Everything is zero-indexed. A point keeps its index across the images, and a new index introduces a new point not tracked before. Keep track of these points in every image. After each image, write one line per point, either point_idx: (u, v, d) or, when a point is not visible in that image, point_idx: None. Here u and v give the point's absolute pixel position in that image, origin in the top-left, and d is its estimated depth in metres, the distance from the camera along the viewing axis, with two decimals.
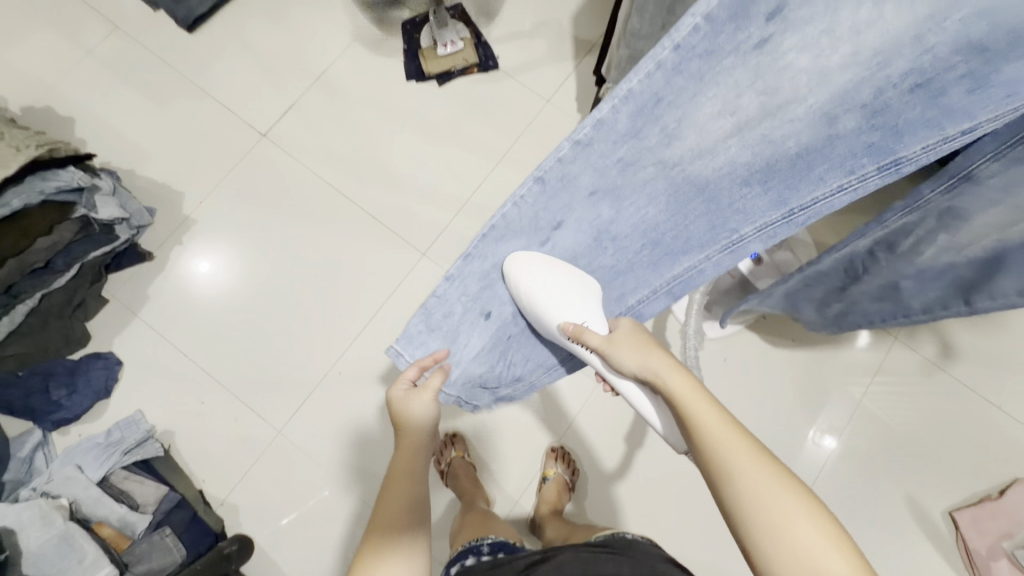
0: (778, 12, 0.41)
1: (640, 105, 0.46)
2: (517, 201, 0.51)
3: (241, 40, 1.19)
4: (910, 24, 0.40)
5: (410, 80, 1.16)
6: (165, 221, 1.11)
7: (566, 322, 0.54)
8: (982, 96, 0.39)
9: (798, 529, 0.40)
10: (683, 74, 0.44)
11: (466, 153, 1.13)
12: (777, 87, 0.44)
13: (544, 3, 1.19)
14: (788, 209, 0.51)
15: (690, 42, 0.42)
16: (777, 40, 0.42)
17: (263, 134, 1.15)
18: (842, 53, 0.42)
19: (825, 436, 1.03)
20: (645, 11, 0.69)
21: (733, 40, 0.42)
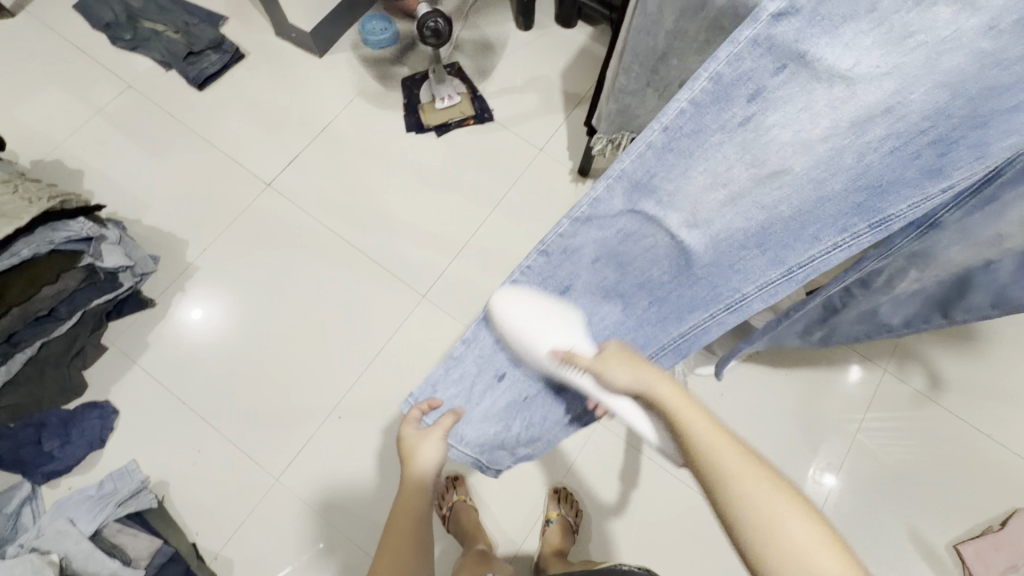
0: (760, 94, 0.38)
1: (634, 182, 0.44)
2: (523, 270, 0.50)
3: (248, 96, 1.26)
4: (888, 96, 0.38)
5: (410, 131, 1.22)
6: (169, 268, 1.13)
7: (555, 346, 0.55)
8: (955, 159, 0.41)
9: (786, 525, 0.40)
10: (673, 153, 0.42)
11: (464, 199, 1.18)
12: (764, 160, 0.42)
13: (534, 62, 1.28)
14: (786, 266, 0.49)
15: (678, 122, 0.40)
16: (760, 118, 0.40)
17: (267, 183, 1.19)
18: (823, 127, 0.40)
19: (825, 474, 1.03)
20: (632, 70, 0.76)
21: (716, 122, 0.40)
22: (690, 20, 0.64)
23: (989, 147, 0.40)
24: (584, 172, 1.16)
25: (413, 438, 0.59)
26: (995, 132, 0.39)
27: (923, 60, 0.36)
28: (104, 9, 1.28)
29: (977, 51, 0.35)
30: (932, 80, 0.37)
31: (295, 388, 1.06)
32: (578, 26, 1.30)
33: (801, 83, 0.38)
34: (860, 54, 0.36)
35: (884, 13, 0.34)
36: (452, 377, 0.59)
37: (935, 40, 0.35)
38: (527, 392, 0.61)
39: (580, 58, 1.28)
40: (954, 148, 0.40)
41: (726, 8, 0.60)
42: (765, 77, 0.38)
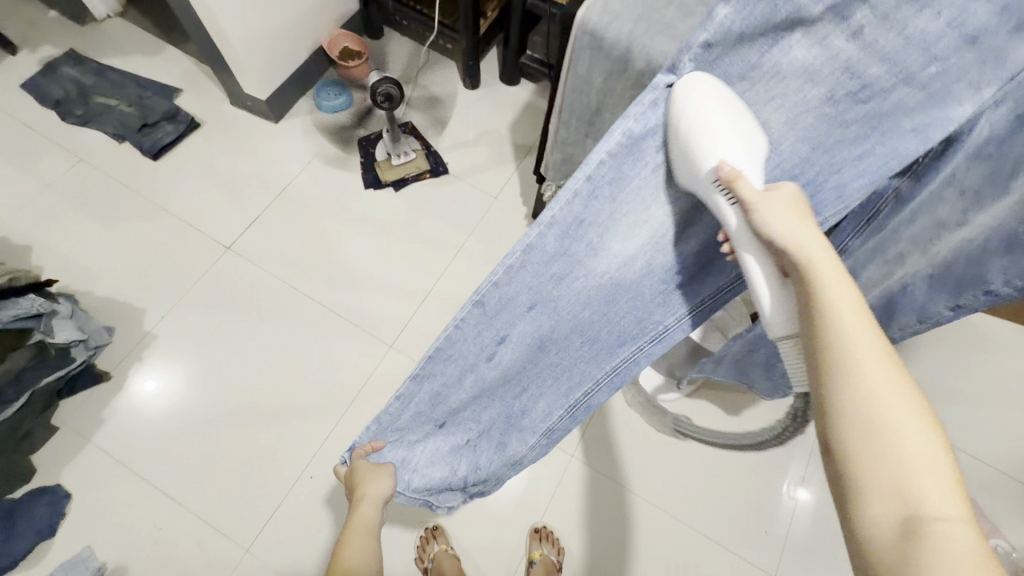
0: (666, 145, 0.44)
1: (564, 229, 0.47)
2: (459, 322, 0.53)
3: (205, 163, 1.28)
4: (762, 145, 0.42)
5: (368, 188, 1.27)
6: (124, 338, 1.10)
7: (722, 160, 0.39)
8: (822, 199, 0.45)
9: (902, 455, 0.29)
10: (598, 199, 0.46)
11: (425, 248, 1.22)
12: (675, 199, 0.47)
13: (483, 117, 1.36)
14: (700, 299, 0.54)
15: (600, 172, 0.44)
16: (669, 166, 0.45)
17: (227, 246, 1.20)
18: None
19: (799, 489, 1.07)
20: (571, 123, 0.84)
21: (631, 172, 0.45)
22: (617, 80, 0.73)
23: (846, 189, 0.44)
24: (538, 217, 1.22)
25: (364, 470, 0.64)
26: (849, 174, 0.43)
27: (784, 119, 0.41)
28: (55, 87, 1.31)
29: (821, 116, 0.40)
30: (795, 134, 0.42)
31: (262, 453, 1.04)
32: (521, 84, 1.41)
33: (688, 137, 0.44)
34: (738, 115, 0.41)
35: (750, 79, 0.40)
36: (393, 426, 0.65)
37: (790, 105, 0.40)
38: (467, 438, 0.68)
39: (526, 113, 1.37)
40: (821, 191, 0.44)
41: (646, 70, 0.69)
42: (663, 134, 0.43)
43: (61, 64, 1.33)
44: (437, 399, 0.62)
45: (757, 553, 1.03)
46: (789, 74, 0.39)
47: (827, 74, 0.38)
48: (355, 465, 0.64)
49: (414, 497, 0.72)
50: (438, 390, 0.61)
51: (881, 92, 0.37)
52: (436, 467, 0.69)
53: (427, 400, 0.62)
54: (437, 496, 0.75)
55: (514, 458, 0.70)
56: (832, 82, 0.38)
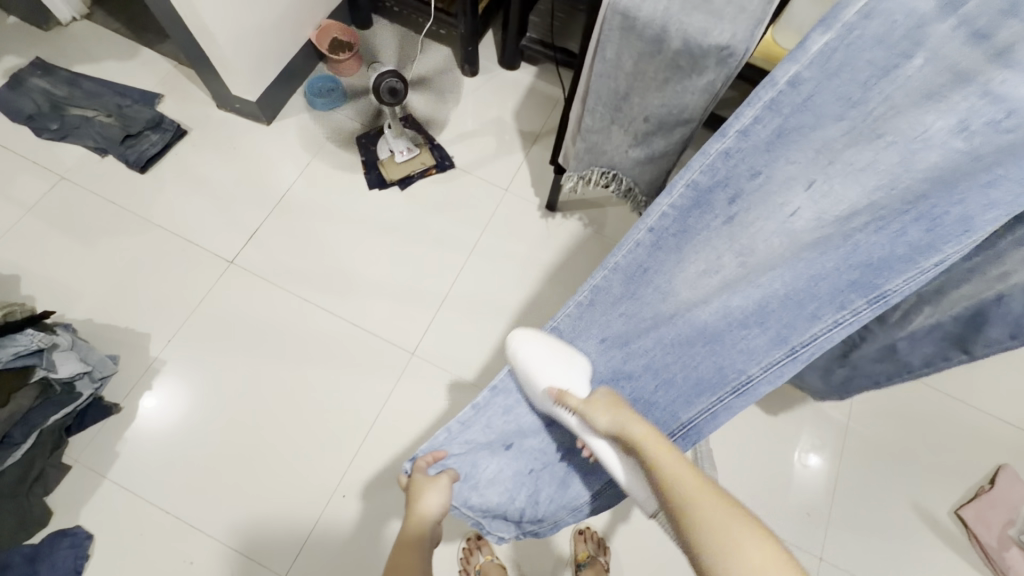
0: (737, 198, 0.55)
1: (628, 274, 0.59)
2: (532, 345, 0.64)
3: (197, 174, 1.20)
4: (867, 193, 0.50)
5: (372, 188, 1.21)
6: (130, 367, 1.04)
7: (550, 385, 0.60)
8: (944, 232, 0.46)
9: (748, 552, 0.44)
10: (662, 249, 0.58)
11: (438, 248, 1.17)
12: (752, 248, 0.55)
13: (486, 106, 1.30)
14: (790, 346, 0.53)
15: (662, 224, 0.57)
16: (742, 216, 0.55)
17: (230, 261, 1.14)
18: (806, 217, 0.52)
19: (809, 455, 1.08)
20: (596, 111, 0.79)
21: (703, 220, 0.56)
22: (648, 62, 0.68)
23: (974, 221, 0.44)
24: (552, 208, 1.18)
25: (422, 483, 0.60)
26: (975, 205, 0.44)
27: (897, 158, 0.48)
28: (25, 100, 1.21)
29: (952, 147, 0.46)
30: (915, 175, 0.48)
31: (289, 475, 1.00)
32: (522, 67, 1.34)
33: (779, 180, 0.53)
34: (828, 165, 0.51)
35: (851, 125, 0.50)
36: (463, 438, 0.64)
37: (904, 140, 0.48)
38: (530, 467, 0.66)
39: (530, 97, 1.31)
40: (938, 223, 0.46)
41: (683, 50, 0.65)
42: (741, 182, 0.54)
43: (27, 74, 1.24)
44: (510, 419, 0.65)
45: (800, 535, 1.02)
46: (902, 113, 0.48)
47: (957, 100, 0.45)
48: (413, 478, 0.61)
49: (467, 517, 0.65)
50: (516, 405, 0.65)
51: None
52: (502, 495, 0.66)
53: (499, 413, 0.65)
54: (489, 522, 0.67)
55: (575, 506, 0.68)
56: (949, 116, 0.46)
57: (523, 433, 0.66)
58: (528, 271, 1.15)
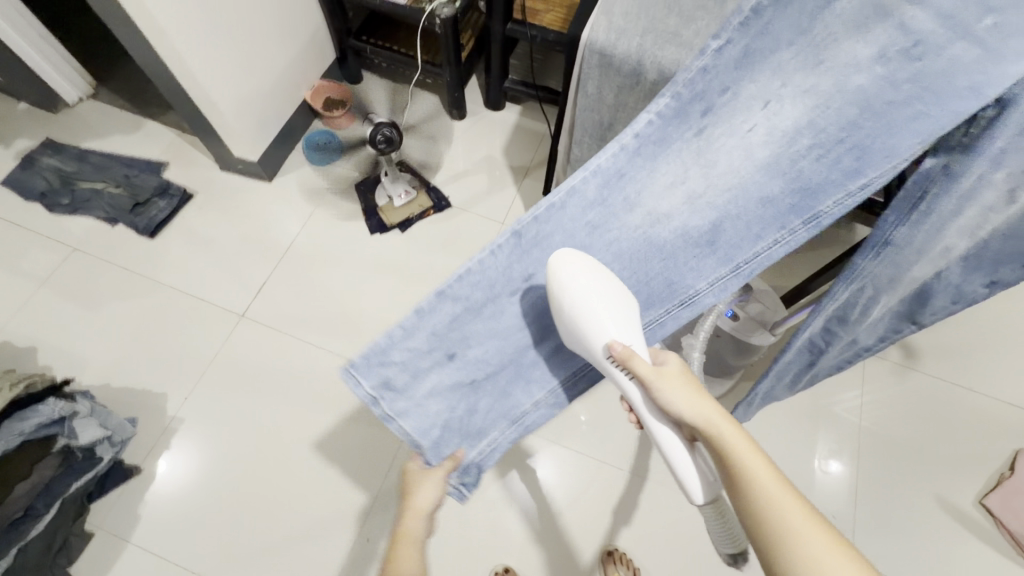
0: (708, 111, 0.48)
1: (606, 178, 0.51)
2: (493, 248, 0.53)
3: (206, 234, 1.25)
4: (808, 111, 0.47)
5: (374, 234, 1.25)
6: (149, 429, 1.05)
7: (614, 338, 0.51)
8: (869, 160, 0.47)
9: None
10: (641, 156, 0.51)
11: (442, 285, 1.20)
12: (714, 162, 0.51)
13: (476, 146, 1.36)
14: (734, 263, 0.56)
15: (647, 131, 0.50)
16: (709, 131, 0.50)
17: (242, 314, 1.16)
18: (762, 136, 0.49)
19: (829, 461, 1.08)
20: (584, 141, 0.84)
21: (677, 132, 0.49)
22: (629, 93, 0.73)
23: (897, 150, 0.46)
24: None
25: (417, 477, 0.63)
26: (898, 136, 0.45)
27: (834, 81, 0.45)
28: (37, 179, 1.27)
29: (875, 75, 0.44)
30: (846, 97, 0.46)
31: (312, 524, 0.99)
32: (507, 107, 1.41)
33: (743, 98, 0.48)
34: (785, 80, 0.46)
35: (800, 44, 0.45)
36: (403, 347, 0.56)
37: (843, 63, 0.44)
38: (472, 379, 0.61)
39: (517, 135, 1.37)
40: (865, 153, 0.47)
41: (658, 80, 0.70)
42: (713, 96, 0.48)
43: (39, 154, 1.30)
44: (457, 328, 0.57)
45: None
46: (846, 34, 0.43)
47: (879, 32, 0.43)
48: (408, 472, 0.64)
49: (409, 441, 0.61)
50: (463, 316, 0.56)
51: (935, 49, 0.42)
52: (437, 408, 0.61)
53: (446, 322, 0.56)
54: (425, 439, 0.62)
55: (514, 417, 0.65)
56: (884, 37, 0.43)
57: (466, 343, 0.58)
58: None
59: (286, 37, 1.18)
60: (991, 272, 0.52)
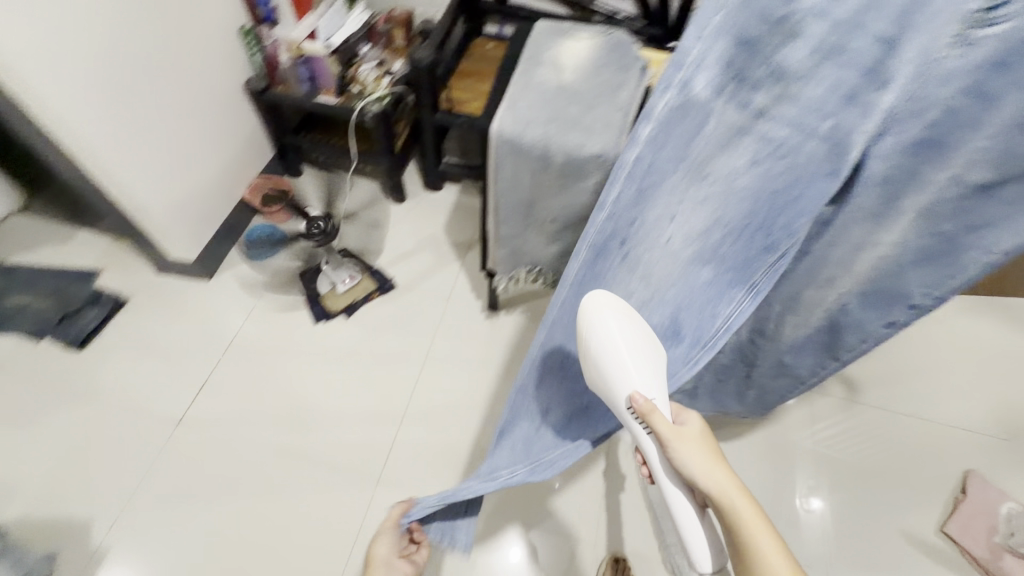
0: (627, 241, 0.54)
1: (565, 320, 0.58)
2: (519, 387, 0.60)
3: (141, 338, 1.21)
4: (711, 215, 0.50)
5: (318, 321, 1.24)
6: (73, 562, 0.96)
7: (635, 391, 0.49)
8: (777, 236, 0.48)
9: None
10: (585, 289, 0.57)
11: (391, 367, 1.18)
12: (649, 272, 0.54)
13: (419, 226, 1.40)
14: (702, 342, 0.52)
15: (581, 273, 0.56)
16: (635, 253, 0.54)
17: (178, 420, 1.11)
18: (679, 241, 0.52)
19: (810, 499, 1.08)
20: (509, 218, 0.88)
21: (607, 266, 0.56)
22: (543, 174, 0.78)
23: (794, 225, 0.47)
24: (494, 307, 1.23)
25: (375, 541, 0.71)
26: (793, 213, 0.47)
27: (722, 188, 0.49)
28: None
29: (755, 176, 0.48)
30: (739, 195, 0.49)
31: None
32: (446, 187, 1.47)
33: (656, 217, 0.53)
34: (683, 197, 0.52)
35: (687, 167, 0.51)
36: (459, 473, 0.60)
37: (724, 176, 0.49)
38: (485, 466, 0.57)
39: (457, 212, 1.42)
40: (773, 231, 0.48)
41: (566, 162, 0.76)
42: (626, 228, 0.54)
43: None
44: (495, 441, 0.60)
45: None
46: (717, 153, 0.49)
47: (745, 143, 0.48)
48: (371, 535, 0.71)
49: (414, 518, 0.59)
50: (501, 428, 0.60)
51: (794, 148, 0.45)
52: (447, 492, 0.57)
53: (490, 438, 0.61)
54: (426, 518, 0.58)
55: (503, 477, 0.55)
56: (750, 148, 0.47)
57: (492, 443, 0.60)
58: (482, 372, 1.17)
59: (220, 140, 1.21)
60: (883, 311, 0.59)
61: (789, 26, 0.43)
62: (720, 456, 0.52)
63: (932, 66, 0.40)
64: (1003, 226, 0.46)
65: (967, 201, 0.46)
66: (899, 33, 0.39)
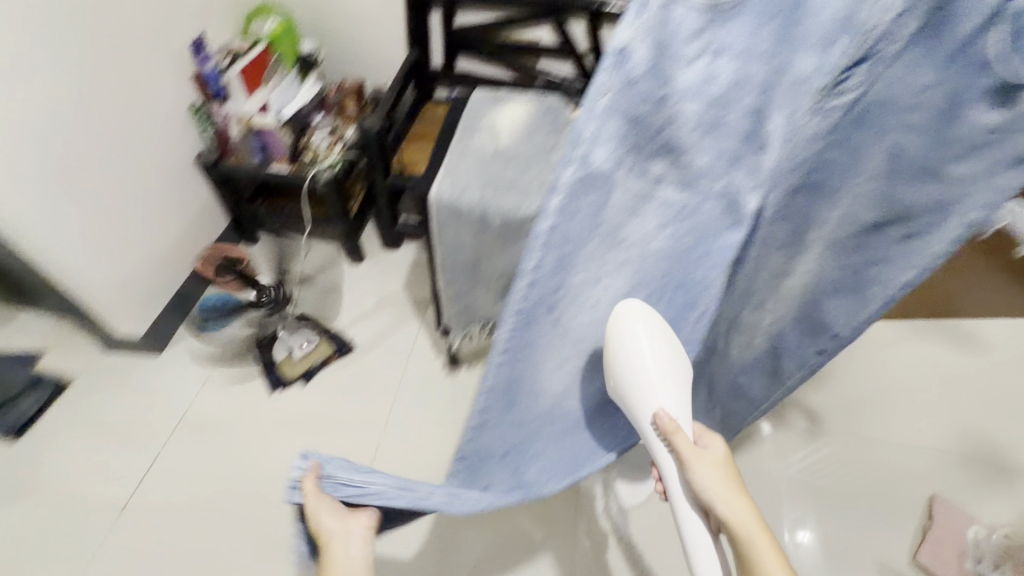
0: (556, 311, 0.48)
1: (502, 400, 0.52)
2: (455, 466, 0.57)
3: (86, 421, 1.16)
4: (632, 277, 0.49)
5: (274, 391, 1.20)
6: None
7: (660, 409, 0.53)
8: (695, 292, 0.50)
9: None
10: (518, 367, 0.50)
11: (351, 432, 1.15)
12: (581, 336, 0.52)
13: (378, 284, 1.40)
14: None
15: (507, 353, 0.49)
16: (563, 319, 0.49)
17: (124, 508, 1.06)
18: (605, 303, 0.50)
19: (799, 530, 1.08)
20: (457, 277, 0.89)
21: (536, 335, 0.49)
22: (485, 234, 0.81)
23: (710, 278, 0.49)
24: (455, 362, 1.22)
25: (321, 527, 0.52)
26: (707, 269, 0.48)
27: (637, 253, 0.47)
28: None
29: (668, 239, 0.46)
30: (657, 256, 0.47)
31: None
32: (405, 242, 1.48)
33: (581, 285, 0.47)
34: (604, 264, 0.47)
35: (602, 234, 0.45)
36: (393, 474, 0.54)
37: (637, 240, 0.46)
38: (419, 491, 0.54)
39: (417, 268, 1.43)
40: (694, 286, 0.50)
41: (505, 223, 0.79)
42: (551, 296, 0.46)
43: None
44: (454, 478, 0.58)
45: None
46: (630, 219, 0.45)
47: (650, 209, 0.45)
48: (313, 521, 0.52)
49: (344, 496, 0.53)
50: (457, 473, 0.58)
51: (693, 210, 0.45)
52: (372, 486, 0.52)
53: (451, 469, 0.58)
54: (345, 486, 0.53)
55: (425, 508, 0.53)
56: (657, 213, 0.45)
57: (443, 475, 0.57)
58: (446, 430, 1.15)
59: (168, 214, 1.21)
60: (813, 338, 0.61)
61: (667, 109, 0.39)
62: (739, 484, 0.54)
63: (798, 131, 0.41)
64: (888, 264, 0.49)
65: (862, 238, 0.49)
66: (768, 104, 0.38)
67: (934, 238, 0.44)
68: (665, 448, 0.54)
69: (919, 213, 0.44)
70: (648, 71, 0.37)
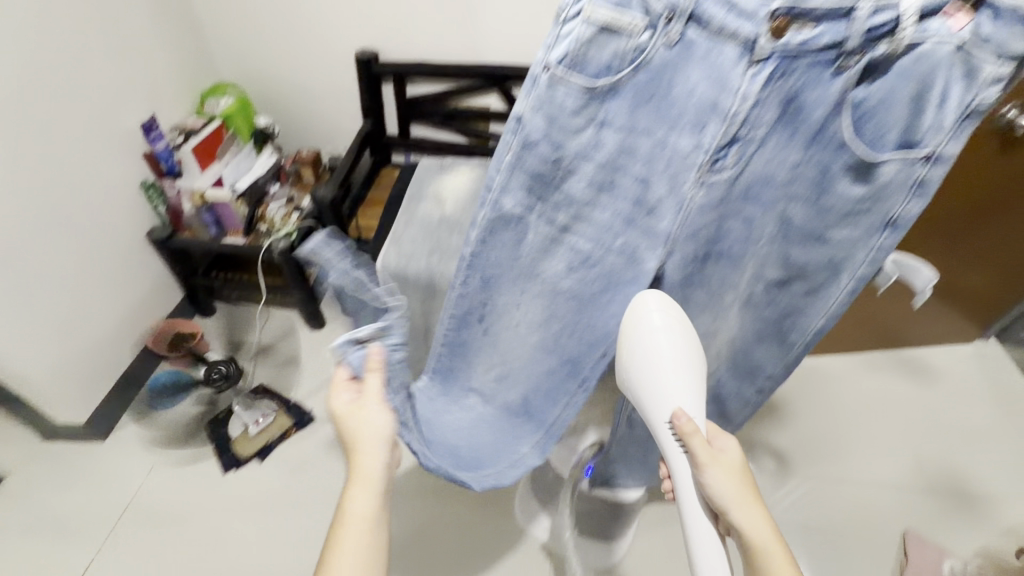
0: (488, 325, 0.66)
1: (442, 376, 0.72)
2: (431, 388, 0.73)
3: (21, 517, 1.09)
4: (548, 307, 0.64)
5: (228, 471, 1.15)
6: None
7: (678, 409, 0.58)
8: (597, 321, 0.64)
9: None
10: (455, 358, 0.70)
11: (311, 510, 1.11)
12: (509, 349, 0.69)
13: (338, 349, 1.37)
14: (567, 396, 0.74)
15: (447, 346, 0.68)
16: (491, 329, 0.67)
17: None
18: (531, 327, 0.66)
19: None
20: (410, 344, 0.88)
21: (470, 336, 0.67)
22: (433, 301, 0.81)
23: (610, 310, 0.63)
24: None
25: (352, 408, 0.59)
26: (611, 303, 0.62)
27: (551, 284, 0.62)
28: None
29: (576, 276, 0.60)
30: (566, 288, 0.62)
31: None
32: None
33: (505, 306, 0.64)
34: (526, 294, 0.63)
35: (520, 268, 0.61)
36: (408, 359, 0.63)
37: (549, 275, 0.61)
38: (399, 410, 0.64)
39: None
40: (592, 315, 0.64)
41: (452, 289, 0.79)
42: (480, 311, 0.65)
43: None
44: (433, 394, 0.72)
45: None
46: (548, 255, 0.59)
47: (560, 252, 0.59)
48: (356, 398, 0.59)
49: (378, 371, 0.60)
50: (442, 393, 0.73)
51: (598, 259, 0.58)
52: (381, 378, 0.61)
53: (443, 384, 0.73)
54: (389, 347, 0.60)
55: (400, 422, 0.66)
56: (566, 256, 0.59)
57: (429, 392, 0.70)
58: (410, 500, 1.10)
59: (116, 292, 1.18)
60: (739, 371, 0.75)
61: (561, 168, 0.53)
62: (756, 496, 0.56)
63: (688, 202, 0.53)
64: (803, 312, 0.65)
65: (775, 291, 0.65)
66: (650, 173, 0.52)
67: (830, 288, 0.62)
68: (679, 448, 0.58)
69: (814, 271, 0.61)
70: (543, 140, 0.51)
